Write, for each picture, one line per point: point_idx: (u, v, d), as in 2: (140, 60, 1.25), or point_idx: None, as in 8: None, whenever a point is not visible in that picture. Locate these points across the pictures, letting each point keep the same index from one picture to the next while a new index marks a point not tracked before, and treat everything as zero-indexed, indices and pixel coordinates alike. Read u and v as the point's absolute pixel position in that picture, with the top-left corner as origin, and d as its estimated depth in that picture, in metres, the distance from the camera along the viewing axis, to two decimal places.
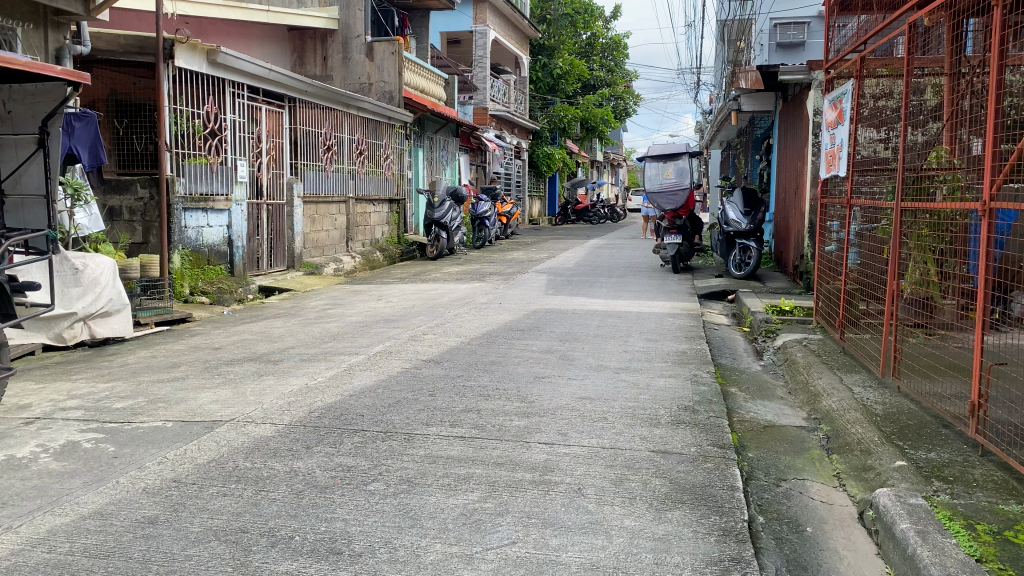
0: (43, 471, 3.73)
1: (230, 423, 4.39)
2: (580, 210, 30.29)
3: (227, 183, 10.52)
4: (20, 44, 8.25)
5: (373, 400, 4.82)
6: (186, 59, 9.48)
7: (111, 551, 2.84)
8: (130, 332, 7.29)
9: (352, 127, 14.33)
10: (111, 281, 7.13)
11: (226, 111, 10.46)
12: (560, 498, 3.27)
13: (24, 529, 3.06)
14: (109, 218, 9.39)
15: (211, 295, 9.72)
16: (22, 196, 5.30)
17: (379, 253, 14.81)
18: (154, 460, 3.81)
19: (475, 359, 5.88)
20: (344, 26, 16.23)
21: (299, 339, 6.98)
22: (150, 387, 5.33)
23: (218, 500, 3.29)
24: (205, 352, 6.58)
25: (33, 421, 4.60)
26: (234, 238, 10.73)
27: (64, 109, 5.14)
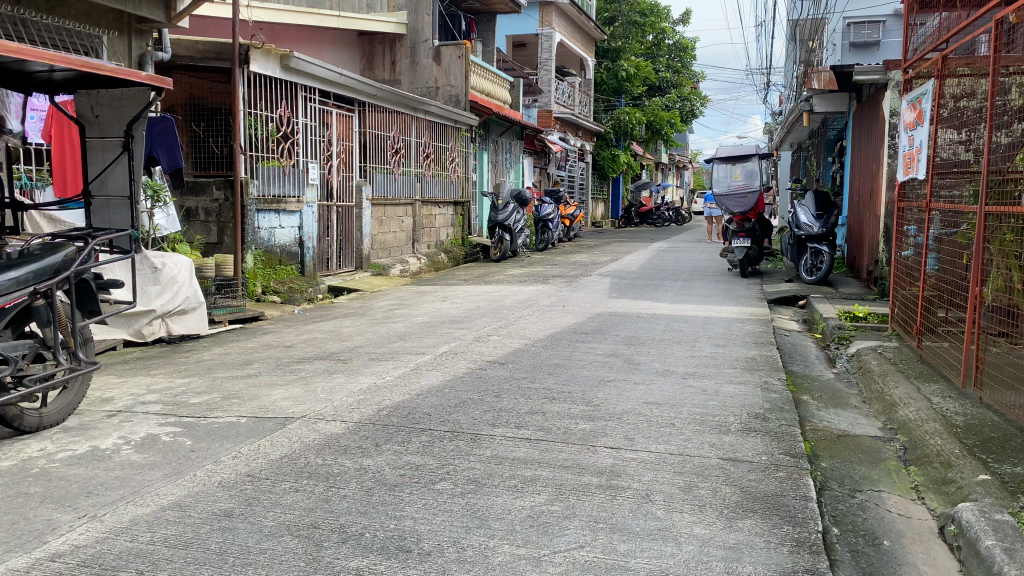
0: (125, 462, 3.88)
1: (302, 420, 4.48)
2: (645, 213, 30.04)
3: (299, 185, 10.76)
4: (106, 51, 8.57)
5: (440, 399, 4.86)
6: (260, 64, 9.75)
7: (189, 542, 2.93)
8: (205, 330, 7.52)
9: (419, 130, 14.50)
10: (188, 280, 7.39)
11: (298, 115, 10.70)
12: (629, 503, 3.24)
13: (108, 518, 3.18)
14: (186, 219, 9.77)
15: (282, 295, 9.94)
16: (108, 197, 5.51)
17: (444, 255, 14.94)
18: (229, 455, 3.92)
19: (539, 361, 5.88)
20: (412, 31, 16.41)
21: (367, 339, 7.09)
22: (224, 383, 5.49)
23: (290, 495, 3.36)
24: (277, 350, 6.74)
25: (115, 413, 4.78)
26: (305, 239, 10.97)
27: (148, 113, 5.32)
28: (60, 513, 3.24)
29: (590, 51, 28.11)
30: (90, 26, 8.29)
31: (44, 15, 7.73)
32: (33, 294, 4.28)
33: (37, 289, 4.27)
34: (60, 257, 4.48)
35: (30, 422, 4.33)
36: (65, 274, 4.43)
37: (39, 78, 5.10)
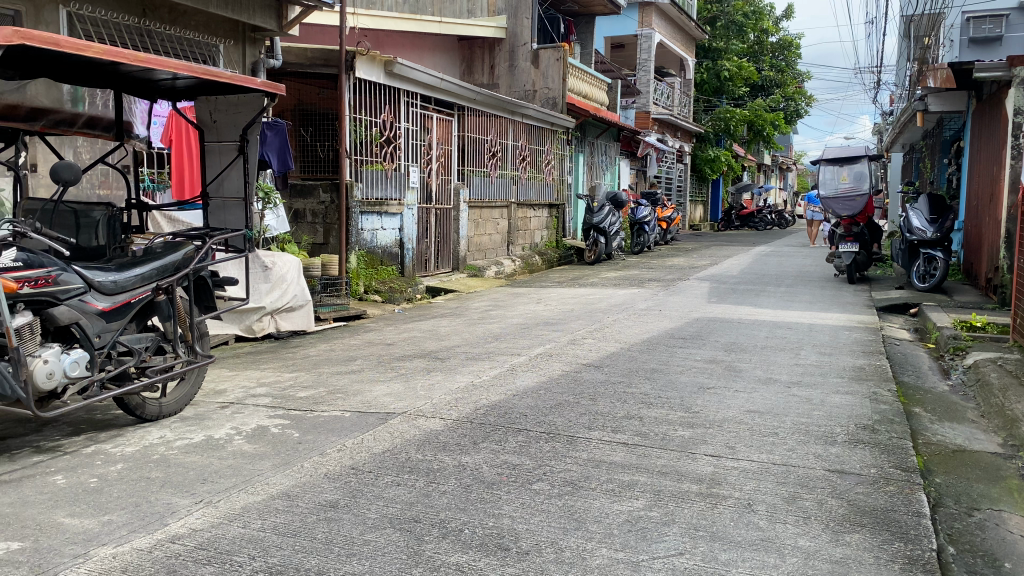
0: (237, 451, 4.06)
1: (403, 416, 4.59)
2: (745, 216, 29.25)
3: (400, 188, 11.03)
4: (223, 60, 9.02)
5: (536, 400, 4.89)
6: (366, 70, 10.01)
7: (297, 530, 3.04)
8: (311, 326, 7.81)
9: (516, 133, 14.62)
10: (296, 278, 7.68)
11: (400, 120, 10.96)
12: (729, 512, 3.18)
13: (222, 504, 3.33)
14: (294, 220, 10.16)
15: (383, 294, 10.21)
16: (224, 198, 5.79)
17: (538, 257, 14.98)
18: (334, 447, 4.06)
19: (636, 366, 5.84)
20: (511, 34, 16.50)
21: (463, 339, 7.19)
22: (330, 378, 5.68)
23: (393, 489, 3.45)
24: (379, 347, 6.92)
25: (227, 404, 5.02)
26: (405, 241, 11.21)
27: (261, 118, 5.53)
28: (179, 498, 3.42)
29: (690, 51, 27.69)
30: (208, 36, 8.76)
31: (168, 26, 8.27)
32: (156, 290, 4.55)
33: (160, 285, 4.54)
34: (180, 257, 4.73)
35: (151, 411, 4.60)
36: (184, 272, 4.68)
37: (163, 85, 5.40)
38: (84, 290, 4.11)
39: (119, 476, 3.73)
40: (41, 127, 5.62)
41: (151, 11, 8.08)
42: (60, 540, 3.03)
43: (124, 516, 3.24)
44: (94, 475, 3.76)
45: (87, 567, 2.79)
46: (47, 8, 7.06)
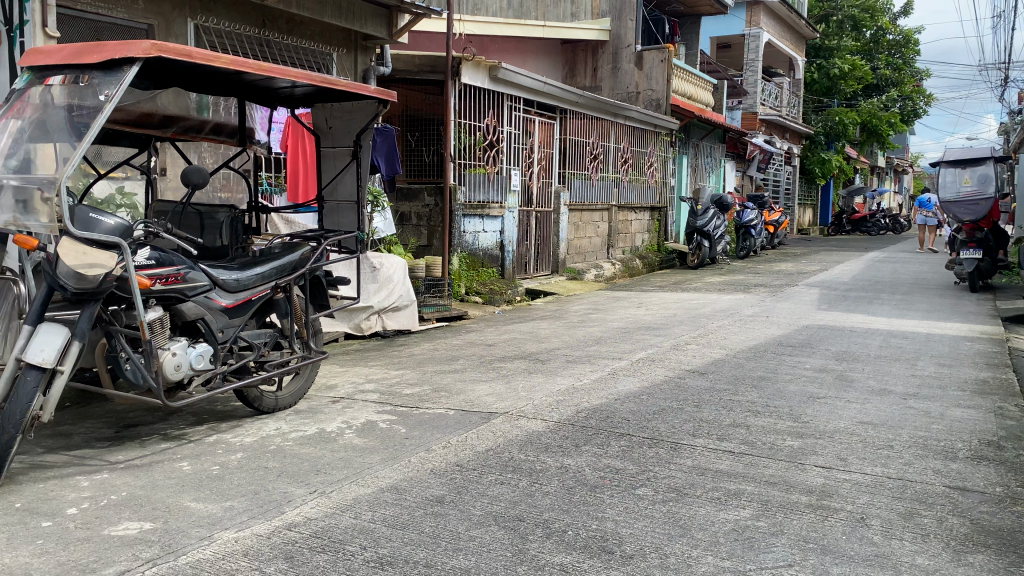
0: (348, 444, 4.22)
1: (505, 416, 4.64)
2: (857, 220, 28.12)
3: (502, 191, 11.16)
4: (336, 68, 9.38)
5: (638, 405, 4.86)
6: (471, 76, 10.18)
7: (406, 523, 3.14)
8: (415, 326, 8.01)
9: (619, 135, 14.55)
10: (402, 278, 7.90)
11: (504, 124, 11.10)
12: (841, 526, 3.08)
13: (335, 495, 3.47)
14: (400, 223, 10.42)
15: (484, 295, 10.35)
16: (338, 201, 6.02)
17: (639, 261, 14.85)
18: (440, 444, 4.15)
19: (742, 373, 5.72)
20: (615, 37, 16.42)
21: (564, 341, 7.21)
22: (434, 376, 5.81)
23: (497, 487, 3.51)
24: (481, 348, 7.03)
25: (338, 399, 5.21)
26: (506, 243, 11.34)
27: (374, 124, 5.72)
28: (295, 487, 3.58)
29: (800, 51, 26.91)
30: (322, 45, 9.13)
31: (286, 36, 8.66)
32: (274, 288, 4.79)
33: (278, 283, 4.77)
34: (297, 257, 4.95)
35: (268, 404, 4.83)
36: (301, 271, 4.90)
37: (283, 94, 5.66)
38: (210, 288, 4.36)
39: (239, 464, 3.93)
40: (172, 134, 5.96)
41: (270, 22, 8.48)
42: (188, 523, 3.22)
43: (245, 503, 3.41)
44: (216, 463, 3.98)
45: (211, 549, 2.96)
46: (177, 21, 7.51)
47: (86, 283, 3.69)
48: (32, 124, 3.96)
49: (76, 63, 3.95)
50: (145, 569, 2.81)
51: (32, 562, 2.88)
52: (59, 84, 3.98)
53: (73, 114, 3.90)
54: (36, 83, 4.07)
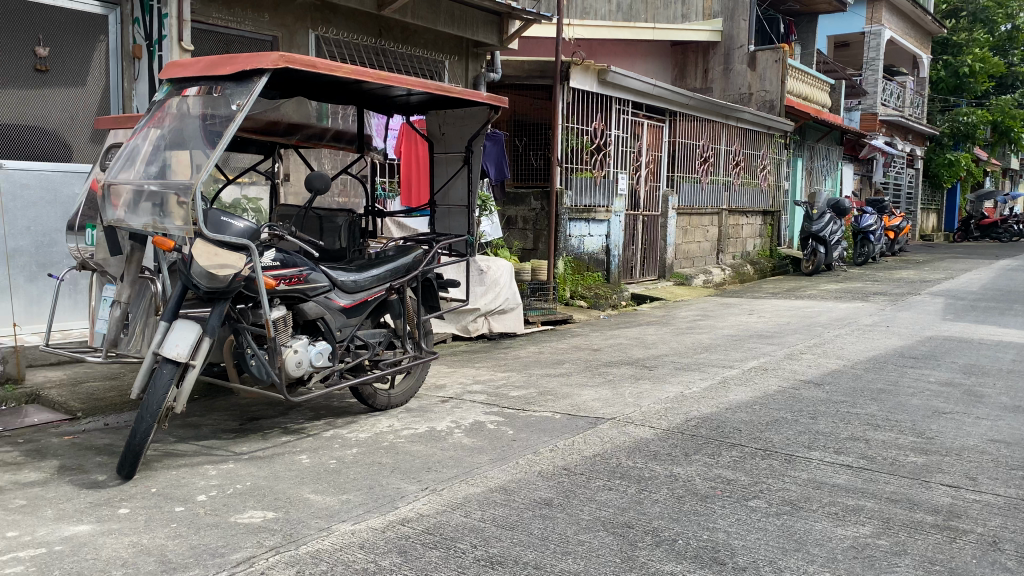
0: (457, 443, 4.30)
1: (612, 422, 4.63)
2: (986, 226, 26.51)
3: (608, 195, 11.12)
4: (447, 75, 9.58)
5: (750, 415, 4.74)
6: (579, 80, 10.19)
7: (515, 524, 3.17)
8: (520, 329, 8.07)
9: (730, 138, 14.23)
10: (508, 282, 7.97)
11: (611, 127, 11.06)
12: (971, 549, 2.92)
13: (446, 493, 3.55)
14: (507, 226, 10.53)
15: (588, 300, 10.28)
16: (449, 205, 6.12)
17: (750, 267, 14.47)
18: (547, 448, 4.17)
19: (860, 385, 5.49)
20: (728, 37, 16.04)
21: (672, 348, 7.11)
22: (540, 379, 5.85)
23: (605, 493, 3.50)
24: (587, 352, 7.02)
25: (447, 399, 5.32)
26: (612, 247, 11.28)
27: (485, 130, 5.83)
28: (407, 483, 3.68)
29: (925, 48, 25.61)
30: (434, 53, 9.35)
31: (401, 45, 8.91)
32: (389, 289, 4.94)
33: (393, 285, 4.93)
34: (410, 259, 5.09)
35: (381, 401, 4.99)
36: (414, 273, 5.04)
37: (398, 101, 5.84)
38: (330, 288, 4.54)
39: (355, 459, 4.08)
40: (296, 141, 6.20)
41: (386, 31, 8.74)
42: (308, 513, 3.36)
43: (360, 497, 3.53)
44: (333, 457, 4.13)
45: (329, 540, 3.08)
46: (299, 32, 7.84)
47: (217, 282, 3.89)
48: (170, 132, 4.24)
49: (212, 74, 4.20)
50: (269, 556, 2.95)
51: (167, 544, 3.08)
52: (195, 95, 4.25)
53: (207, 123, 4.15)
54: (175, 94, 4.36)
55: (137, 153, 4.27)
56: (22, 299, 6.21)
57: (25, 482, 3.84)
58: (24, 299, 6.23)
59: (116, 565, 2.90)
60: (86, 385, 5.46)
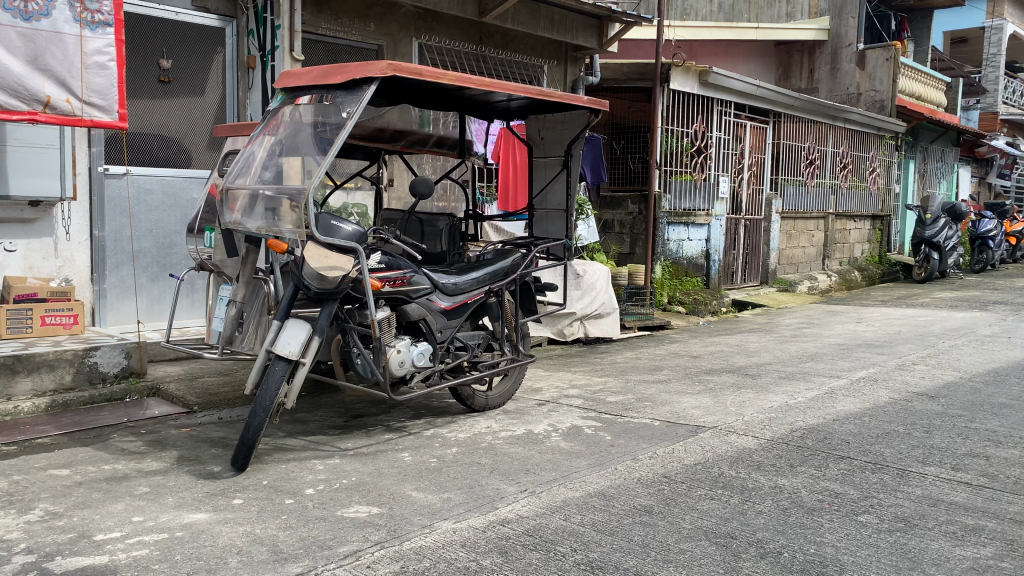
0: (556, 447, 4.31)
1: (714, 431, 4.54)
2: None
3: (709, 199, 10.93)
4: (546, 79, 9.63)
5: (859, 428, 4.57)
6: (680, 81, 10.08)
7: (615, 530, 3.16)
8: (617, 334, 8.01)
9: (837, 139, 13.74)
10: (604, 286, 7.92)
11: (713, 129, 10.87)
12: None
13: (545, 495, 3.56)
14: (603, 230, 10.49)
15: (687, 306, 10.05)
16: (547, 209, 6.13)
17: (858, 273, 13.93)
18: (646, 454, 4.13)
19: (980, 399, 5.21)
20: (835, 36, 15.51)
21: (776, 356, 6.92)
22: (638, 386, 5.79)
23: (707, 502, 3.44)
24: (686, 359, 6.92)
25: (544, 402, 5.34)
26: (712, 252, 11.07)
27: (584, 133, 5.84)
28: (506, 484, 3.72)
29: None
30: (534, 58, 9.41)
31: (501, 51, 9.02)
32: (488, 293, 5.01)
33: (491, 288, 4.99)
34: (509, 262, 5.14)
35: (479, 402, 5.06)
36: (512, 276, 5.09)
37: (499, 107, 5.90)
38: (431, 291, 4.63)
39: (455, 458, 4.15)
40: (400, 146, 6.31)
41: (487, 38, 8.86)
42: (411, 510, 3.44)
43: (460, 496, 3.59)
44: (434, 455, 4.21)
45: (432, 537, 3.14)
46: (404, 40, 8.04)
47: (327, 283, 4.02)
48: (283, 139, 4.42)
49: (324, 84, 4.37)
50: (374, 550, 3.03)
51: (278, 534, 3.20)
52: (308, 103, 4.42)
53: (318, 130, 4.31)
54: (288, 103, 4.54)
55: (252, 160, 4.45)
56: (145, 298, 6.59)
57: (148, 471, 4.07)
58: (146, 298, 6.60)
59: (232, 553, 3.04)
60: (201, 380, 5.75)
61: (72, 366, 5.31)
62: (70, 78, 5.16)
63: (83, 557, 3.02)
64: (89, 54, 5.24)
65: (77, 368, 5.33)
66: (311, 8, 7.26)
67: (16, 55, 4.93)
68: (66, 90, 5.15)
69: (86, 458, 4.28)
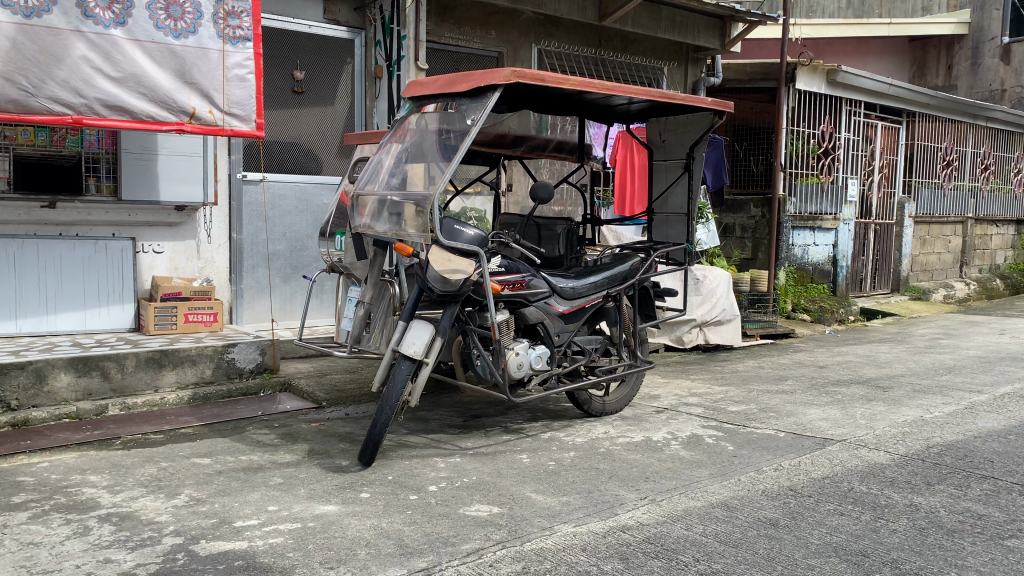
0: (676, 455, 4.25)
1: (843, 444, 4.37)
2: None
3: (836, 202, 10.49)
4: (666, 81, 9.51)
5: (1003, 446, 4.29)
6: (808, 81, 9.80)
7: (739, 542, 3.09)
8: (738, 341, 7.82)
9: (978, 139, 12.95)
10: (725, 293, 7.72)
11: (841, 130, 10.47)
12: None
13: (666, 504, 3.52)
14: (723, 235, 10.26)
15: (812, 314, 9.69)
16: (667, 213, 6.05)
17: (1000, 281, 13.05)
18: (770, 466, 4.02)
19: None
20: (977, 29, 14.61)
21: (909, 368, 6.58)
22: (761, 396, 5.63)
23: (836, 518, 3.32)
24: (811, 369, 6.68)
25: (663, 410, 5.28)
26: (839, 258, 10.63)
27: (708, 135, 5.73)
28: (626, 491, 3.70)
29: None
30: (654, 60, 9.33)
31: (620, 54, 9.00)
32: (606, 297, 4.98)
33: (610, 292, 4.96)
34: (628, 267, 5.11)
35: (596, 407, 5.05)
36: (631, 281, 5.05)
37: (619, 110, 5.88)
38: (549, 294, 4.66)
39: (573, 462, 4.16)
40: (521, 152, 6.41)
41: (606, 41, 8.86)
42: (530, 512, 3.47)
43: (580, 500, 3.60)
44: (552, 458, 4.24)
45: (553, 539, 3.16)
46: (524, 47, 8.13)
47: (450, 286, 4.12)
48: (409, 146, 4.56)
49: (449, 92, 4.48)
50: (496, 549, 3.08)
51: (404, 529, 3.31)
52: (434, 112, 4.55)
53: (442, 137, 4.43)
54: (415, 112, 4.69)
55: (380, 167, 4.61)
56: (278, 298, 6.92)
57: (281, 463, 4.29)
58: (279, 297, 6.93)
59: (360, 545, 3.16)
60: (329, 377, 6.00)
61: (212, 361, 5.64)
62: (212, 91, 5.49)
63: (225, 542, 3.21)
64: (230, 68, 5.55)
65: (216, 364, 5.67)
66: (434, 18, 7.46)
67: (165, 70, 5.29)
68: (209, 101, 5.48)
69: (225, 449, 4.54)
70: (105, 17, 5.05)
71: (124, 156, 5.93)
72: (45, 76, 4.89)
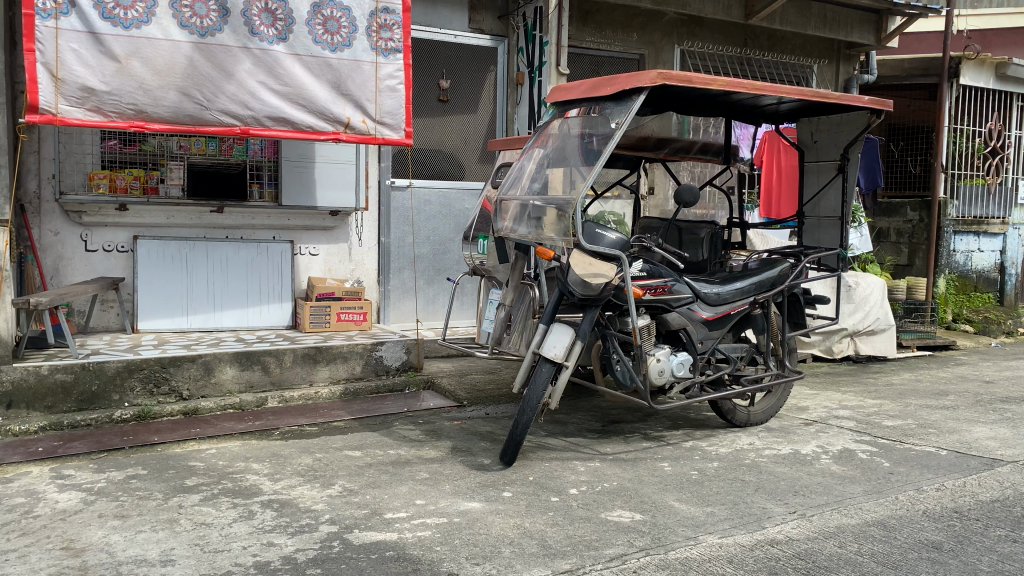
0: (826, 470, 4.08)
1: (1014, 466, 4.07)
2: None
3: (1006, 206, 9.73)
4: (817, 80, 9.15)
5: None
6: (973, 76, 9.23)
7: (898, 563, 2.94)
8: (893, 352, 7.42)
9: None
10: (879, 301, 7.32)
11: (1011, 128, 9.75)
12: None
13: (817, 519, 3.39)
14: (877, 240, 9.71)
15: (975, 324, 8.94)
16: (819, 217, 5.82)
17: None
18: (932, 485, 3.79)
19: None
20: None
21: None
22: (919, 411, 5.31)
23: (1008, 545, 3.09)
24: (976, 384, 6.23)
25: (812, 422, 5.07)
26: (1008, 265, 9.89)
27: (864, 135, 5.48)
28: (774, 504, 3.59)
29: None
30: (802, 58, 8.98)
31: (767, 52, 8.72)
32: (753, 304, 4.85)
33: (757, 298, 4.82)
34: (776, 273, 4.95)
35: (740, 417, 4.93)
36: (779, 287, 4.89)
37: (768, 110, 5.70)
38: (693, 299, 4.58)
39: (717, 473, 4.07)
40: (664, 155, 6.32)
41: (752, 40, 8.61)
42: (674, 520, 3.43)
43: (725, 511, 3.52)
44: (694, 468, 4.17)
45: (698, 549, 3.12)
46: (666, 48, 8.03)
47: (591, 290, 4.11)
48: (552, 151, 4.61)
49: (593, 96, 4.50)
50: (640, 556, 3.07)
51: (546, 530, 3.35)
52: (577, 116, 4.59)
53: (585, 141, 4.45)
54: (558, 117, 4.74)
55: (523, 171, 4.69)
56: (422, 299, 7.13)
57: (426, 458, 4.43)
58: (424, 298, 7.14)
59: (504, 543, 3.23)
60: (470, 377, 6.14)
61: (361, 358, 5.90)
62: (366, 101, 5.74)
63: (377, 532, 3.35)
64: (382, 78, 5.77)
65: (366, 360, 5.93)
66: (575, 23, 7.51)
67: (323, 83, 5.59)
68: (362, 111, 5.74)
69: (374, 443, 4.74)
70: (269, 34, 5.39)
71: (285, 164, 6.31)
72: (217, 90, 5.27)
